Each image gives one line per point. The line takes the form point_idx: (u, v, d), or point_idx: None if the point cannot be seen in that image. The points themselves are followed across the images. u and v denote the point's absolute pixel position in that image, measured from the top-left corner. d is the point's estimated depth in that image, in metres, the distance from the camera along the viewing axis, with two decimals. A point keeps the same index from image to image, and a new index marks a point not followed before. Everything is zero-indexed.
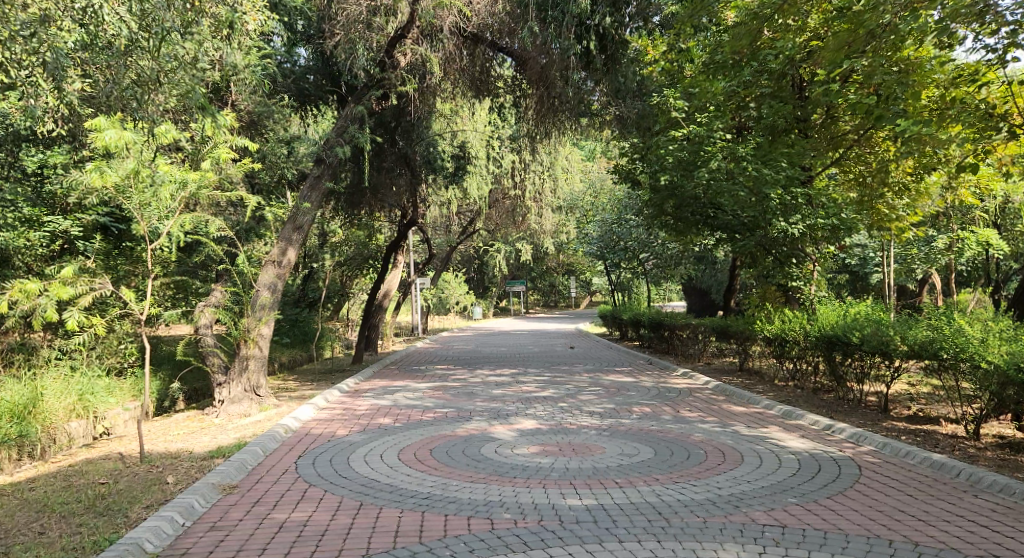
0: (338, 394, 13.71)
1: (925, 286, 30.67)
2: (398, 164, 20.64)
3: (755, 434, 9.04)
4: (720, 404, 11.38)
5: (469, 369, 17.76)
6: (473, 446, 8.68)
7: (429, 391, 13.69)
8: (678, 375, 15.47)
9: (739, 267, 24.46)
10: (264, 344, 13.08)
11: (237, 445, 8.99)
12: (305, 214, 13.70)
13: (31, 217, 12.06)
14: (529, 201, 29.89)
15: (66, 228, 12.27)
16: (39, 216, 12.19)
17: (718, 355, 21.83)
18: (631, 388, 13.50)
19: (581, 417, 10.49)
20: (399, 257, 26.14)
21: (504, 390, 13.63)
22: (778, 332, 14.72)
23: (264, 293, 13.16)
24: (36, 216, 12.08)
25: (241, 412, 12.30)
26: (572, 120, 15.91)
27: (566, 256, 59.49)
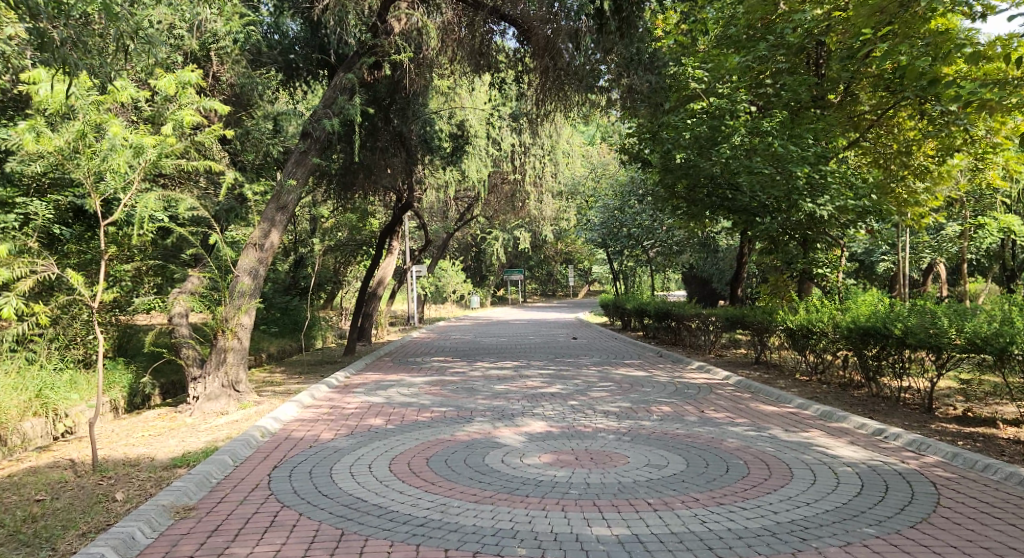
0: (326, 389, 12.56)
1: (933, 275, 29.68)
2: (392, 143, 19.56)
3: (797, 439, 7.95)
4: (747, 403, 10.28)
5: (469, 362, 16.65)
6: (476, 453, 7.56)
7: (425, 387, 12.56)
8: (693, 369, 14.38)
9: (749, 254, 23.36)
10: (245, 335, 11.90)
11: (206, 451, 7.85)
12: (290, 192, 12.53)
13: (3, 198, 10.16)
14: (530, 186, 28.79)
15: (43, 212, 10.40)
16: (9, 198, 10.31)
17: (729, 347, 20.72)
18: (645, 383, 12.42)
19: (596, 418, 9.42)
20: (394, 243, 24.98)
21: (507, 385, 12.55)
22: (802, 322, 13.59)
23: (245, 279, 12.01)
24: (7, 196, 10.19)
25: (218, 411, 11.13)
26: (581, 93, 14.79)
27: (565, 244, 58.42)
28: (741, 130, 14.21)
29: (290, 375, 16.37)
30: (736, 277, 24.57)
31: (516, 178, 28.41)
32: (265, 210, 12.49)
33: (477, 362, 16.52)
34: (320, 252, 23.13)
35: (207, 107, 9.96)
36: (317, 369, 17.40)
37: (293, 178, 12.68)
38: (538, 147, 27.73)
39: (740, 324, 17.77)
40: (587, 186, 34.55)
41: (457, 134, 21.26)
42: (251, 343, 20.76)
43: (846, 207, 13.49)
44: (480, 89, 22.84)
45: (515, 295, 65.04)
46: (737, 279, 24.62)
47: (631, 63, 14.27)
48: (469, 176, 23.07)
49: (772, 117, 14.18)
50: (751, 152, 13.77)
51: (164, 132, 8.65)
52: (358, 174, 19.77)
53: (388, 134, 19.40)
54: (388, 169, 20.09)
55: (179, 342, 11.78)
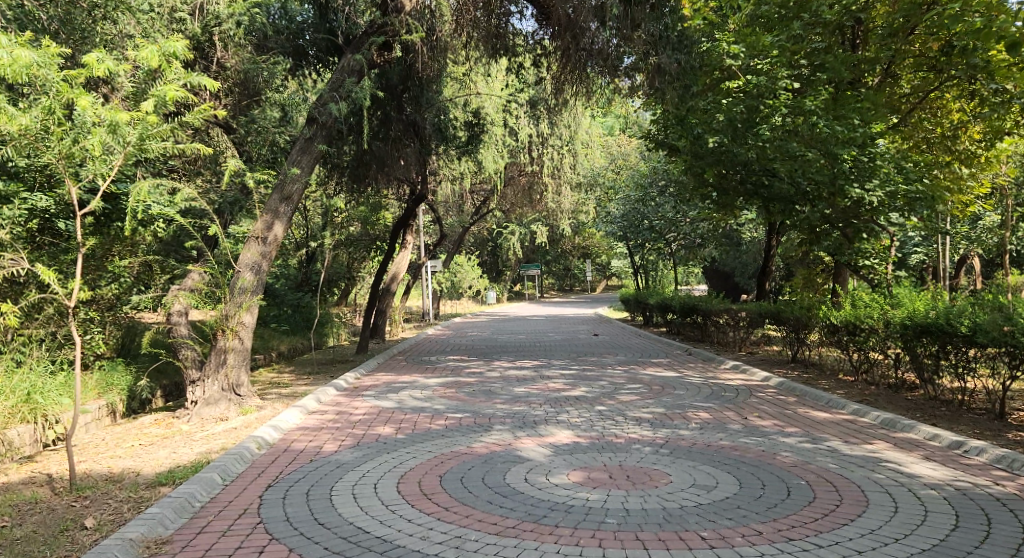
0: (335, 392, 11.73)
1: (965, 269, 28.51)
2: (406, 133, 18.77)
3: (861, 453, 7.00)
4: (794, 409, 9.34)
5: (487, 361, 15.79)
6: (497, 470, 6.70)
7: (440, 389, 11.71)
8: (728, 369, 13.43)
9: (778, 244, 22.48)
10: (247, 335, 11.07)
11: (195, 466, 7.00)
12: (295, 181, 11.73)
13: (4, 193, 9.53)
14: (548, 178, 27.93)
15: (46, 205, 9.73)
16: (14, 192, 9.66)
17: (760, 344, 19.72)
18: (678, 386, 11.50)
19: (629, 427, 8.52)
20: (409, 237, 24.10)
21: (529, 388, 11.67)
22: (849, 317, 12.61)
23: (247, 275, 11.20)
24: (11, 191, 9.57)
25: (218, 416, 10.30)
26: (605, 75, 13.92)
27: (582, 238, 57.50)
28: (782, 111, 13.18)
29: (300, 376, 15.57)
30: (763, 270, 23.59)
31: (534, 170, 27.59)
32: (267, 201, 11.70)
33: (496, 361, 15.66)
34: (332, 247, 22.33)
35: (195, 84, 9.15)
36: (328, 368, 16.59)
37: (299, 167, 11.86)
38: (557, 138, 26.84)
39: (773, 320, 16.76)
40: (606, 178, 33.63)
41: (472, 123, 20.33)
42: (261, 341, 20.00)
43: (897, 193, 12.63)
44: (496, 77, 22.00)
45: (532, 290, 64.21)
46: (764, 272, 23.61)
47: (659, 41, 13.41)
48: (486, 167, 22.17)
49: (816, 94, 13.33)
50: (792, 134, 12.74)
51: (144, 109, 7.91)
52: (371, 164, 18.94)
53: (401, 122, 18.64)
54: (401, 160, 19.27)
55: (177, 343, 10.82)
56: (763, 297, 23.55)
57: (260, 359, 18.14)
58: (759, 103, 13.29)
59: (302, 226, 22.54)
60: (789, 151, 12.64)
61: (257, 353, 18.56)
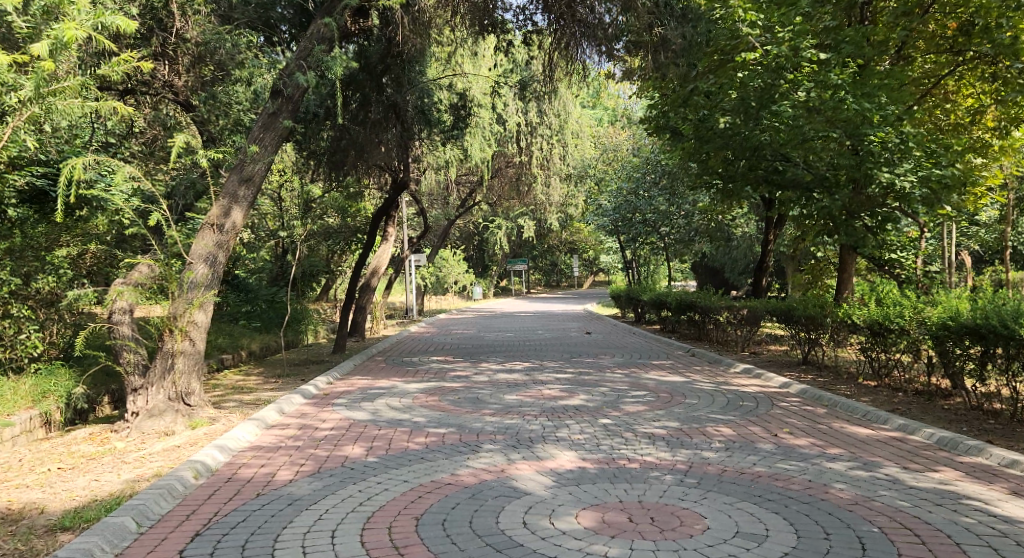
0: (301, 400, 10.35)
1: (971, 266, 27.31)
2: (386, 115, 17.42)
3: (931, 486, 5.73)
4: (829, 423, 8.08)
5: (472, 363, 14.44)
6: (486, 512, 5.41)
7: (421, 398, 10.36)
8: (738, 374, 12.17)
9: (778, 237, 21.28)
10: (199, 337, 9.69)
11: (110, 504, 5.71)
12: (256, 162, 10.40)
13: None
14: (537, 168, 26.70)
15: None
16: None
17: (764, 344, 18.45)
18: (687, 393, 10.23)
19: (641, 447, 7.25)
20: (391, 229, 22.40)
21: (521, 396, 10.35)
22: (874, 316, 11.37)
23: (200, 267, 9.83)
24: None
25: (162, 431, 8.91)
26: (601, 55, 12.52)
27: (569, 233, 56.24)
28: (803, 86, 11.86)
29: (267, 379, 14.18)
30: (761, 265, 22.37)
31: (522, 160, 26.41)
32: (223, 183, 10.35)
33: (482, 364, 14.30)
34: (308, 239, 20.91)
35: (109, 25, 7.84)
36: (299, 371, 15.22)
37: (261, 145, 10.52)
38: (546, 126, 25.84)
39: (780, 319, 15.46)
40: (597, 170, 32.37)
41: (455, 105, 18.94)
42: (230, 339, 18.59)
43: (930, 179, 11.41)
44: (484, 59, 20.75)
45: (519, 287, 62.87)
46: (761, 267, 22.38)
47: (663, 10, 12.08)
48: (472, 155, 20.87)
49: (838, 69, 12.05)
50: (812, 111, 11.44)
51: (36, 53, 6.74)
52: (348, 148, 17.70)
53: (380, 102, 17.32)
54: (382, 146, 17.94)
55: (116, 344, 9.39)
56: (759, 292, 22.37)
57: (226, 358, 16.73)
58: (778, 76, 12.00)
59: (278, 216, 21.40)
60: (806, 131, 11.23)
61: (224, 351, 17.16)
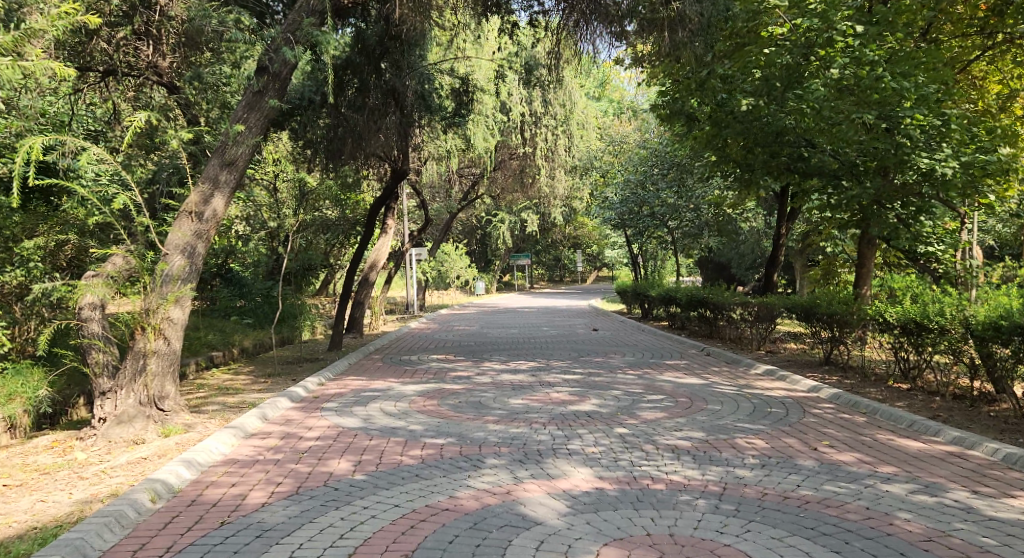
0: (287, 405, 9.50)
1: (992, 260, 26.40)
2: (385, 101, 16.65)
3: (1014, 517, 4.91)
4: (873, 434, 7.24)
5: (474, 362, 13.59)
6: (490, 549, 4.61)
7: (419, 402, 9.53)
8: (759, 376, 11.32)
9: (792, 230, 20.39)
10: (174, 335, 8.84)
11: (47, 536, 4.88)
12: (239, 145, 9.53)
13: None
14: (541, 159, 25.83)
15: None
16: None
17: (780, 343, 17.52)
18: (709, 398, 9.37)
19: (665, 462, 6.41)
20: (391, 221, 21.33)
21: (528, 400, 9.51)
22: (907, 314, 10.50)
23: (177, 259, 9.00)
24: None
25: (131, 439, 8.04)
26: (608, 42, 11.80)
27: (572, 227, 55.32)
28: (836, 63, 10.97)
29: (257, 379, 13.36)
30: (772, 260, 21.41)
31: (526, 151, 25.55)
32: (203, 168, 9.51)
33: (485, 364, 13.45)
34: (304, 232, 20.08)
35: None
36: (291, 370, 14.38)
37: (245, 127, 9.66)
38: (550, 116, 25.03)
39: (798, 316, 14.54)
40: (604, 161, 31.52)
41: (459, 90, 18.01)
42: (221, 336, 17.77)
43: (972, 165, 10.60)
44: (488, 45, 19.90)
45: (522, 282, 61.98)
46: (772, 262, 21.44)
47: None
48: (475, 143, 20.06)
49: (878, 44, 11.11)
50: (844, 92, 10.63)
51: None
52: (346, 137, 16.69)
53: (378, 87, 16.53)
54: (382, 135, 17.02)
55: (84, 343, 8.55)
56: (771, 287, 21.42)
57: (217, 357, 15.93)
58: (810, 50, 11.17)
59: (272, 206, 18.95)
60: (836, 110, 10.38)
61: (214, 349, 16.36)
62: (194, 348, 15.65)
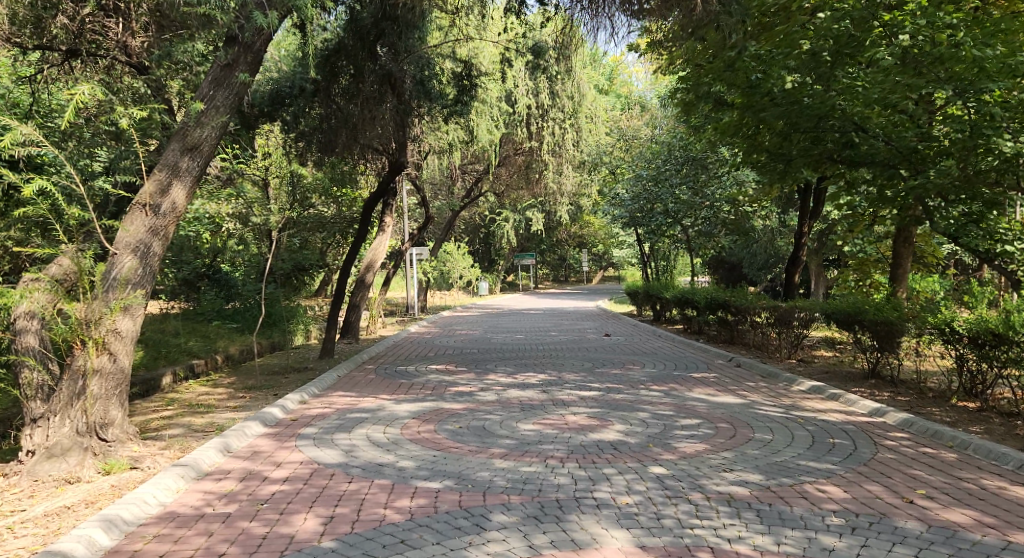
0: (258, 431, 8.05)
1: None
2: (381, 87, 15.26)
3: None
4: (976, 480, 5.85)
5: (478, 375, 12.17)
6: None
7: (412, 428, 8.11)
8: (805, 393, 9.88)
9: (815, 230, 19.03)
10: (123, 350, 7.46)
11: None
12: (202, 126, 8.16)
13: None
14: (547, 154, 24.43)
15: None
16: None
17: (812, 351, 16.00)
18: (754, 424, 7.97)
19: (721, 522, 5.04)
20: (388, 218, 19.84)
21: (542, 426, 8.10)
22: (982, 324, 9.40)
23: (127, 259, 7.59)
24: None
25: (65, 478, 6.68)
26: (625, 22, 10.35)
27: (578, 225, 53.87)
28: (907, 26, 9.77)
29: (235, 393, 11.94)
30: (793, 259, 19.98)
31: (532, 145, 24.17)
32: (161, 154, 8.11)
33: (490, 376, 12.02)
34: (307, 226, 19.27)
35: None
36: (275, 382, 12.95)
37: (210, 106, 8.26)
38: (558, 110, 23.73)
39: (835, 324, 13.16)
40: (613, 157, 30.10)
41: (460, 76, 16.31)
42: (205, 342, 16.38)
43: None
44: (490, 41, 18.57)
45: (526, 281, 60.45)
46: (794, 261, 19.96)
47: None
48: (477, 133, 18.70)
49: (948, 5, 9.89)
50: (911, 62, 9.46)
51: None
52: (338, 126, 15.55)
53: (375, 75, 15.10)
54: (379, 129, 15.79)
55: (16, 361, 7.18)
56: (792, 290, 19.97)
57: (199, 365, 14.55)
58: (875, 13, 10.08)
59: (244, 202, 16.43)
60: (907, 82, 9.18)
61: (195, 357, 14.98)
62: (172, 356, 14.28)
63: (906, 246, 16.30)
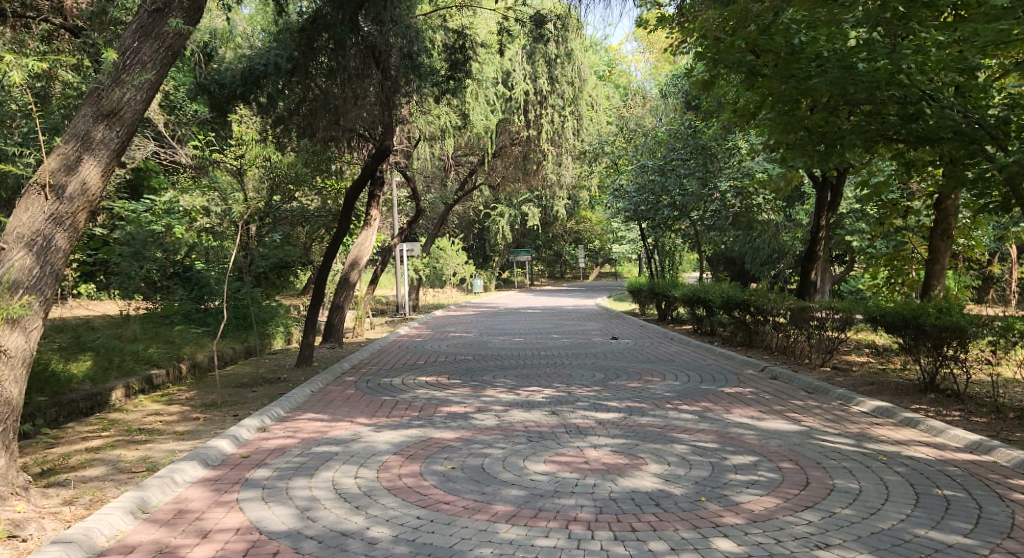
0: (194, 475, 6.30)
1: (1000, 259, 24.26)
2: (366, 62, 13.32)
3: None
4: None
5: (474, 391, 10.38)
6: None
7: (393, 470, 6.38)
8: (870, 417, 8.18)
9: (828, 218, 17.48)
10: (10, 375, 5.84)
11: None
12: (121, 87, 6.42)
13: None
14: (546, 143, 22.66)
15: None
16: None
17: (848, 357, 14.20)
18: (827, 464, 6.25)
19: None
20: (373, 209, 18.03)
21: (559, 468, 6.37)
22: None
23: (20, 257, 5.95)
24: None
25: None
26: None
27: (574, 220, 52.21)
28: None
29: (189, 413, 10.11)
30: (810, 254, 18.28)
31: (530, 133, 22.46)
32: (70, 122, 6.40)
33: (488, 392, 10.23)
34: (301, 225, 17.82)
35: None
36: (240, 397, 11.17)
37: (134, 61, 6.54)
38: (558, 96, 22.01)
39: (873, 326, 11.32)
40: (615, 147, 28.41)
41: (453, 48, 14.36)
42: (168, 348, 14.56)
43: None
44: (483, 18, 16.84)
45: (521, 279, 58.61)
46: (810, 257, 18.22)
47: None
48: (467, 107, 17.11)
49: None
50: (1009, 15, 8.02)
51: None
52: (319, 110, 13.68)
53: (357, 48, 13.13)
54: (364, 112, 14.00)
55: None
56: (807, 289, 18.24)
57: (158, 376, 12.76)
58: None
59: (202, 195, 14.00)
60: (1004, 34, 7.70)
61: (155, 365, 13.20)
62: (128, 365, 12.48)
63: (942, 242, 14.77)
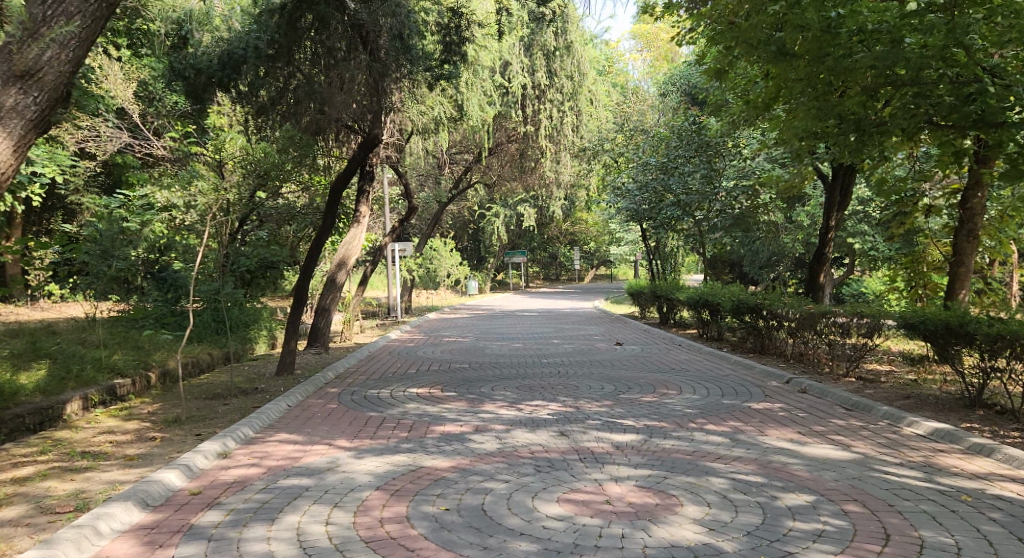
0: (123, 525, 5.19)
1: None
2: (350, 43, 11.69)
3: None
4: None
5: (470, 406, 9.19)
6: None
7: (374, 514, 5.23)
8: (931, 443, 7.04)
9: (838, 215, 16.34)
10: None
11: None
12: (39, 43, 5.39)
13: None
14: (545, 139, 21.44)
15: None
16: None
17: (874, 367, 13.07)
18: (907, 510, 5.12)
19: None
20: (362, 205, 16.81)
21: (575, 511, 5.21)
22: None
23: None
24: None
25: None
26: None
27: (571, 221, 51.05)
28: None
29: (146, 432, 8.88)
30: (819, 256, 17.12)
31: (528, 128, 21.27)
32: None
33: (486, 408, 9.04)
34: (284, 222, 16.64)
35: None
36: (208, 411, 9.96)
37: (56, 12, 5.50)
38: (557, 89, 20.80)
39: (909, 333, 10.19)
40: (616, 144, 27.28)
41: (445, 28, 13.11)
42: (136, 354, 13.33)
43: None
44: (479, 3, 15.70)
45: (517, 280, 57.42)
46: (820, 259, 17.05)
47: None
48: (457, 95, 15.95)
49: None
50: None
51: None
52: (303, 98, 12.31)
53: (343, 28, 11.53)
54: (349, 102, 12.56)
55: None
56: (818, 291, 17.07)
57: (123, 387, 11.51)
58: None
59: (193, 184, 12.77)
60: None
61: (120, 374, 11.96)
62: (88, 375, 11.13)
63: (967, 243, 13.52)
